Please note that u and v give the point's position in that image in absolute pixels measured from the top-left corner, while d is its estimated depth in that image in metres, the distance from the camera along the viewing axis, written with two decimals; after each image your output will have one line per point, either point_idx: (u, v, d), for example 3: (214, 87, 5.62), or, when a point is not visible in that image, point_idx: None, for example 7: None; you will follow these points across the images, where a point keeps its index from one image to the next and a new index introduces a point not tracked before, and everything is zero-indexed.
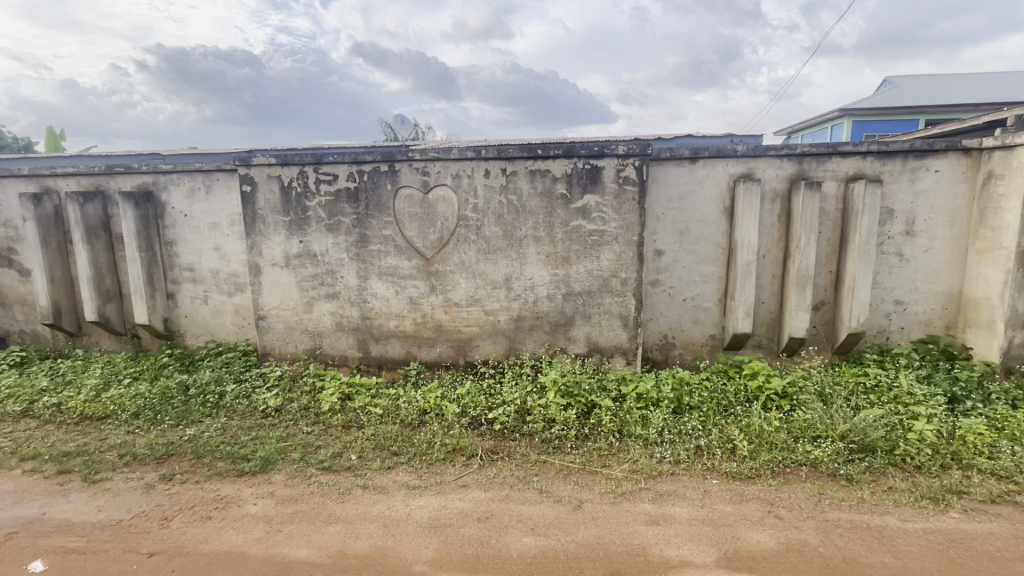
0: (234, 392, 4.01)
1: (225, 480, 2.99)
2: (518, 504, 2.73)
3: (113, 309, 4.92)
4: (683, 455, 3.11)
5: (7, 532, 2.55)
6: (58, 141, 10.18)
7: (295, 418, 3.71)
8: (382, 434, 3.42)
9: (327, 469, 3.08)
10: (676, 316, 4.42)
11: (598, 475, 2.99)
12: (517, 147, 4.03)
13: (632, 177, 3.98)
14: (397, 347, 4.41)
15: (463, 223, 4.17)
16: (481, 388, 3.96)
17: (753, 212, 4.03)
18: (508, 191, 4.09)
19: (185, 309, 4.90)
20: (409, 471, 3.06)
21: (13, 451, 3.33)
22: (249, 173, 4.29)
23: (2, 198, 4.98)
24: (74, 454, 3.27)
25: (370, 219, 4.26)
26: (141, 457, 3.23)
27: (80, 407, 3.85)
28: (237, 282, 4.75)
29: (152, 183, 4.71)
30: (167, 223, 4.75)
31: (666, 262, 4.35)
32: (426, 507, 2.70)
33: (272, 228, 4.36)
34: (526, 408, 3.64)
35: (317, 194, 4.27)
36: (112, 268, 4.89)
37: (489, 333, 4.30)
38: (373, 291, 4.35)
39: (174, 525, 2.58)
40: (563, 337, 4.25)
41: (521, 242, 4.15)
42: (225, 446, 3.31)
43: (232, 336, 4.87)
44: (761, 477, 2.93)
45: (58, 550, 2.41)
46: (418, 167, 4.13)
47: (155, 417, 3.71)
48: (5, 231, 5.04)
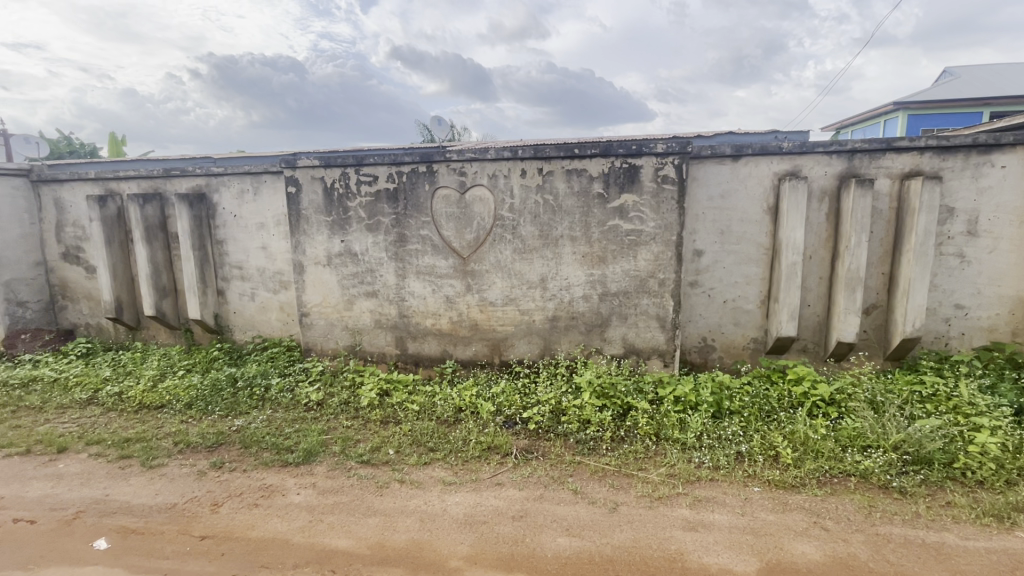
0: (279, 386, 4.17)
1: (271, 470, 3.12)
2: (553, 504, 2.73)
3: (169, 305, 5.20)
4: (723, 460, 3.03)
5: (75, 510, 2.74)
6: (119, 147, 10.83)
7: (335, 412, 3.83)
8: (418, 430, 3.48)
9: (366, 463, 3.16)
10: (716, 318, 4.31)
11: (634, 478, 2.95)
12: (553, 147, 4.02)
13: (671, 176, 3.91)
14: (434, 345, 4.47)
15: (499, 223, 4.20)
16: (516, 387, 3.97)
17: (799, 212, 3.88)
18: (544, 191, 4.09)
19: (234, 305, 5.13)
20: (445, 467, 3.10)
21: (81, 435, 3.57)
22: (295, 175, 4.45)
23: (72, 200, 5.34)
24: (133, 441, 3.48)
25: (408, 220, 4.34)
26: (194, 445, 3.40)
27: (138, 397, 4.10)
28: (282, 280, 4.93)
29: (205, 185, 4.95)
30: (219, 223, 4.99)
31: (706, 263, 4.24)
32: (462, 504, 2.74)
33: (316, 228, 4.51)
34: (561, 408, 3.63)
35: (358, 195, 4.38)
36: (168, 265, 5.17)
37: (524, 332, 4.31)
38: (411, 290, 4.44)
39: (223, 511, 2.71)
40: (599, 338, 4.21)
41: (556, 242, 4.14)
42: (270, 437, 3.45)
43: (277, 332, 5.07)
44: (807, 486, 2.82)
45: (120, 530, 2.57)
46: (455, 167, 4.18)
47: (206, 408, 3.91)
48: (74, 231, 5.41)
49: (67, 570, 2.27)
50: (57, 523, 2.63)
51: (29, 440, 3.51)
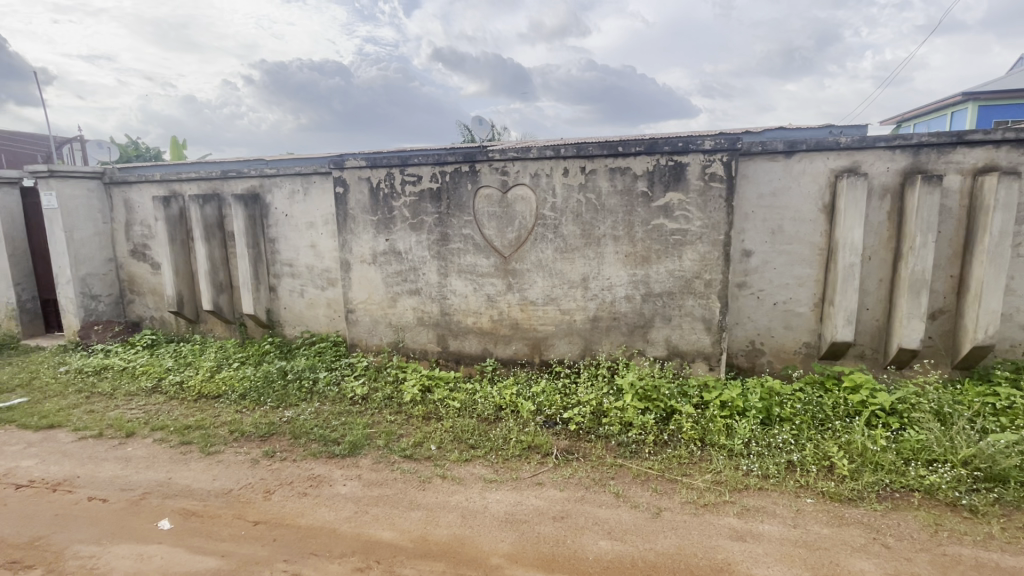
0: (326, 379, 4.32)
1: (318, 460, 3.23)
2: (594, 506, 2.70)
3: (225, 300, 5.46)
4: (773, 469, 2.91)
5: (141, 491, 2.93)
6: (181, 150, 11.44)
7: (379, 406, 3.93)
8: (460, 427, 3.52)
9: (409, 457, 3.23)
10: (765, 321, 4.14)
11: (678, 484, 2.88)
12: (596, 145, 3.97)
13: (719, 173, 3.79)
14: (474, 343, 4.51)
15: (541, 222, 4.18)
16: (556, 387, 3.96)
17: (858, 210, 3.68)
18: (587, 190, 4.05)
19: (284, 301, 5.34)
20: (486, 464, 3.12)
21: (146, 421, 3.81)
22: (343, 176, 4.59)
23: (139, 200, 5.71)
24: (193, 428, 3.68)
25: (451, 219, 4.40)
26: (248, 434, 3.56)
27: (197, 386, 4.33)
28: (329, 277, 5.09)
29: (259, 186, 5.18)
30: (271, 222, 5.21)
31: (755, 263, 4.09)
32: (502, 502, 2.75)
33: (362, 227, 4.64)
34: (602, 409, 3.59)
35: (403, 195, 4.48)
36: (225, 262, 5.44)
37: (564, 332, 4.28)
38: (453, 288, 4.49)
39: (275, 499, 2.83)
40: (641, 339, 4.13)
41: (598, 241, 4.09)
42: (318, 429, 3.57)
43: (324, 327, 5.24)
44: (865, 500, 2.67)
45: (182, 512, 2.72)
46: (498, 167, 4.20)
47: (258, 399, 4.09)
48: (141, 230, 5.78)
49: (135, 547, 2.43)
50: (125, 503, 2.82)
51: (101, 424, 3.77)
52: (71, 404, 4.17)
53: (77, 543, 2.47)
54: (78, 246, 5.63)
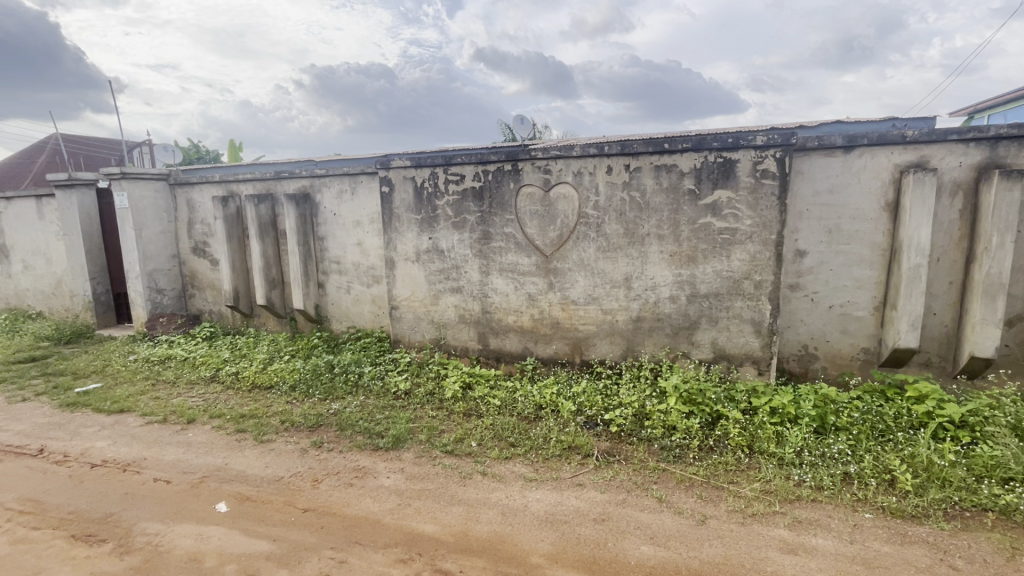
0: (370, 374, 4.44)
1: (363, 452, 3.32)
2: (636, 510, 2.65)
3: (277, 295, 5.70)
4: (827, 481, 2.77)
5: (201, 475, 3.10)
6: (238, 152, 12.02)
7: (421, 401, 4.01)
8: (500, 425, 3.54)
9: (450, 452, 3.27)
10: (820, 325, 3.94)
11: (725, 491, 2.78)
12: (642, 142, 3.89)
13: (771, 170, 3.64)
14: (515, 342, 4.52)
15: (583, 221, 4.14)
16: (597, 388, 3.91)
17: (925, 208, 3.44)
18: (631, 188, 3.98)
19: (332, 297, 5.53)
20: (526, 463, 3.12)
21: (206, 409, 4.04)
22: (388, 175, 4.71)
23: (201, 200, 6.05)
24: (247, 417, 3.87)
25: (493, 217, 4.42)
26: (297, 424, 3.71)
27: (251, 377, 4.55)
28: (374, 274, 5.23)
29: (309, 186, 5.37)
30: (320, 221, 5.40)
31: (810, 264, 3.89)
32: (542, 501, 2.74)
33: (406, 226, 4.73)
34: (644, 412, 3.52)
35: (446, 194, 4.54)
36: (277, 259, 5.68)
37: (606, 332, 4.22)
38: (494, 287, 4.51)
39: (322, 487, 2.93)
40: (686, 341, 4.02)
41: (642, 240, 4.01)
42: (363, 422, 3.67)
43: (369, 323, 5.38)
44: (931, 518, 2.49)
45: (237, 496, 2.86)
46: (541, 165, 4.19)
47: (307, 391, 4.25)
48: (202, 228, 6.12)
49: (195, 527, 2.57)
50: (186, 485, 2.99)
51: (165, 411, 4.02)
52: (139, 390, 4.46)
53: (144, 520, 2.64)
54: (146, 243, 6.02)
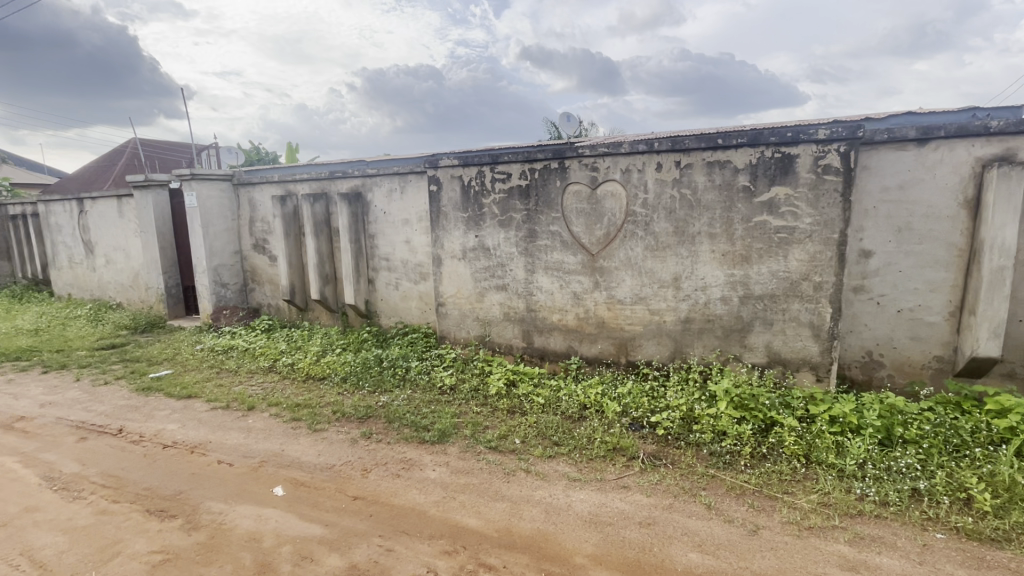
0: (417, 368, 4.55)
1: (410, 445, 3.40)
2: (683, 516, 2.58)
3: (330, 290, 5.92)
4: (893, 496, 2.60)
5: (260, 459, 3.27)
6: (294, 154, 12.55)
7: (466, 397, 4.06)
8: (544, 423, 3.54)
9: (494, 448, 3.30)
10: (887, 330, 3.70)
11: (779, 502, 2.66)
12: (693, 138, 3.78)
13: (835, 165, 3.44)
14: (559, 340, 4.50)
15: (631, 219, 4.07)
16: (643, 389, 3.84)
17: (1011, 205, 3.16)
18: (681, 185, 3.87)
19: (381, 293, 5.69)
20: (570, 463, 3.11)
21: (264, 397, 4.27)
22: (437, 174, 4.80)
23: (261, 199, 6.38)
24: (302, 406, 4.05)
25: (539, 215, 4.41)
26: (348, 415, 3.85)
27: (306, 368, 4.76)
28: (422, 271, 5.34)
29: (361, 185, 5.55)
30: (371, 219, 5.57)
31: (876, 265, 3.66)
32: (586, 501, 2.72)
33: (453, 224, 4.81)
34: (693, 416, 3.42)
35: (493, 192, 4.57)
36: (330, 256, 5.90)
37: (653, 333, 4.12)
38: (539, 285, 4.51)
39: (371, 477, 3.03)
40: (738, 344, 3.87)
41: (693, 239, 3.90)
42: (410, 415, 3.77)
43: (416, 319, 5.50)
44: (1013, 543, 2.29)
45: (293, 481, 3.01)
46: (588, 163, 4.15)
47: (357, 383, 4.40)
48: (262, 226, 6.45)
49: (255, 509, 2.73)
50: (247, 468, 3.17)
51: (228, 398, 4.27)
52: (205, 377, 4.77)
53: (209, 499, 2.83)
54: (212, 239, 6.41)
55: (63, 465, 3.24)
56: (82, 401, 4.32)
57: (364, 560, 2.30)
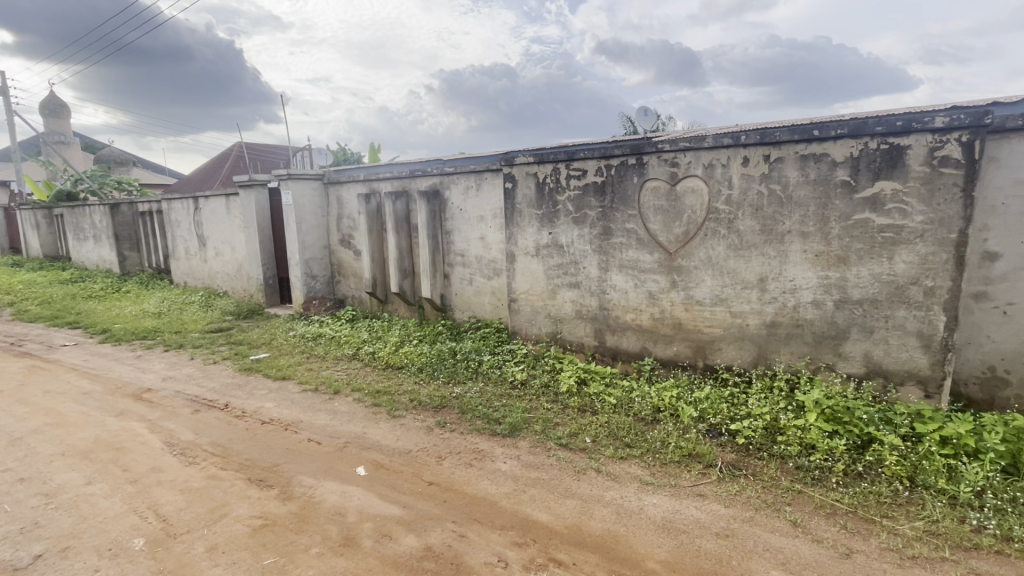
0: (489, 362, 4.65)
1: (482, 436, 3.49)
2: (764, 530, 2.44)
3: (408, 284, 6.19)
4: (1019, 531, 2.29)
5: (345, 440, 3.51)
6: (377, 154, 13.18)
7: (537, 393, 4.10)
8: (615, 423, 3.49)
9: (564, 446, 3.30)
10: (1014, 344, 3.25)
11: (876, 526, 2.44)
12: (785, 130, 3.54)
13: (955, 156, 3.08)
14: (633, 340, 4.40)
15: (712, 216, 3.89)
16: (722, 395, 3.66)
17: None
18: (770, 181, 3.64)
19: (456, 287, 5.86)
20: (642, 466, 3.04)
21: (348, 383, 4.56)
22: (512, 172, 4.86)
23: (348, 197, 6.80)
24: (381, 393, 4.29)
25: (614, 213, 4.34)
26: (423, 404, 4.02)
27: (385, 357, 5.02)
28: (495, 267, 5.44)
29: (439, 183, 5.75)
30: (448, 216, 5.74)
31: (1004, 269, 3.23)
32: (660, 506, 2.65)
33: (527, 220, 4.84)
34: (777, 426, 3.22)
35: (568, 189, 4.55)
36: (409, 251, 6.17)
37: (734, 337, 3.91)
38: (613, 283, 4.43)
39: (446, 464, 3.15)
40: (831, 352, 3.58)
41: (781, 237, 3.65)
42: (482, 407, 3.86)
43: (489, 314, 5.62)
44: None
45: (374, 463, 3.19)
46: (667, 158, 4.01)
47: (433, 373, 4.58)
48: (348, 222, 6.88)
49: (341, 485, 2.93)
50: (333, 447, 3.41)
51: (317, 381, 4.61)
52: (297, 361, 5.18)
53: (301, 473, 3.08)
54: (305, 234, 6.92)
55: (181, 433, 3.66)
56: (196, 377, 4.86)
57: (438, 543, 2.39)
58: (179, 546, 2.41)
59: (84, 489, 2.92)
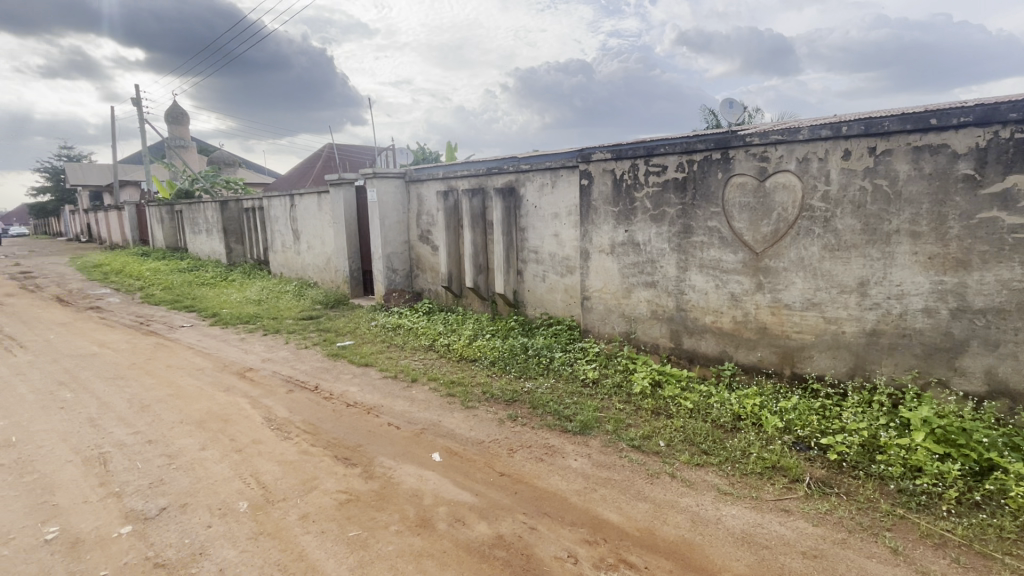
0: (561, 359, 4.65)
1: (553, 432, 3.51)
2: (859, 555, 2.25)
3: (482, 279, 6.34)
4: None
5: (421, 427, 3.67)
6: (454, 153, 13.56)
7: (609, 392, 4.04)
8: (692, 429, 3.36)
9: (637, 448, 3.24)
10: None
11: (998, 563, 2.16)
12: (895, 119, 3.22)
13: None
14: (712, 344, 4.21)
15: (806, 214, 3.62)
16: (812, 406, 3.41)
17: None
18: (875, 175, 3.33)
19: (528, 284, 5.92)
20: (720, 474, 2.90)
21: (425, 372, 4.76)
22: (589, 169, 4.81)
23: (428, 194, 7.07)
24: (456, 383, 4.44)
25: (696, 210, 4.17)
26: (496, 397, 4.11)
27: (459, 350, 5.19)
28: (568, 265, 5.43)
29: (514, 180, 5.82)
30: (523, 213, 5.80)
31: None
32: (740, 518, 2.52)
33: (603, 218, 4.78)
34: (876, 444, 2.95)
35: (646, 185, 4.44)
36: (484, 247, 6.30)
37: (828, 345, 3.62)
38: (692, 283, 4.26)
39: (517, 457, 3.20)
40: (945, 366, 3.21)
41: (887, 238, 3.33)
42: (553, 404, 3.88)
43: (561, 311, 5.61)
44: None
45: (448, 450, 3.31)
46: (756, 152, 3.79)
47: (505, 367, 4.66)
48: (427, 218, 7.16)
49: (418, 469, 3.07)
50: (411, 433, 3.58)
51: (397, 369, 4.87)
52: (379, 350, 5.49)
53: (382, 455, 3.26)
54: (387, 230, 7.29)
55: (278, 410, 4.02)
56: (290, 360, 5.31)
57: (509, 533, 2.45)
58: (277, 512, 2.66)
59: (199, 454, 3.30)
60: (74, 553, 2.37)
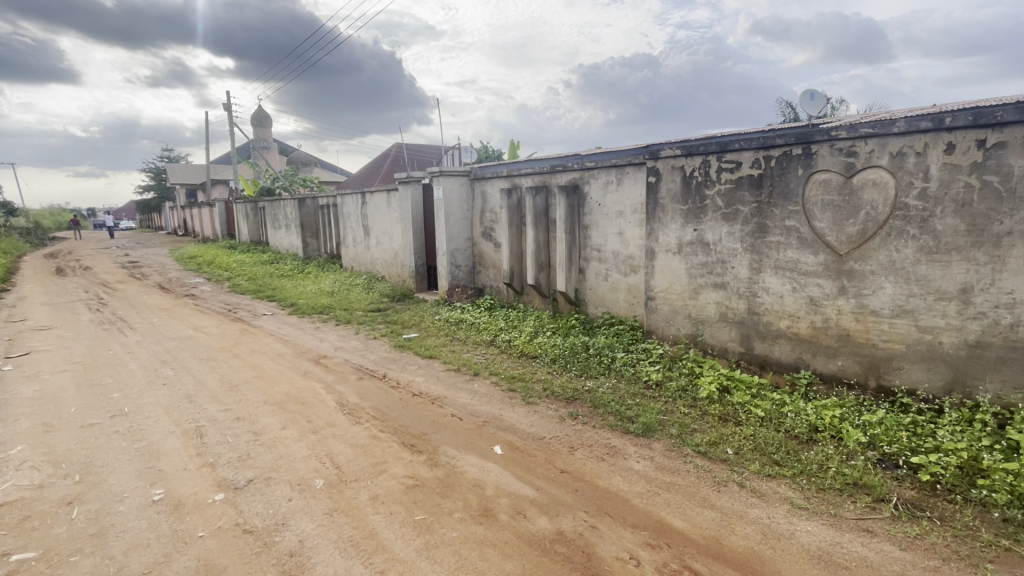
0: (623, 360, 4.58)
1: (614, 432, 3.47)
2: None
3: (543, 277, 6.36)
4: None
5: (483, 420, 3.75)
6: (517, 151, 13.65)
7: (672, 396, 3.93)
8: (763, 438, 3.20)
9: (703, 454, 3.13)
10: None
11: None
12: (1010, 109, 2.91)
13: None
14: (787, 350, 3.99)
15: (899, 213, 3.34)
16: (900, 422, 3.14)
17: None
18: (983, 171, 3.03)
19: (591, 282, 5.86)
20: (794, 488, 2.75)
21: (486, 366, 4.86)
22: (657, 165, 4.69)
23: (492, 192, 7.18)
24: (516, 379, 4.49)
25: (772, 209, 3.96)
26: (556, 394, 4.12)
27: (520, 346, 5.24)
28: (632, 264, 5.33)
29: (578, 177, 5.77)
30: (586, 210, 5.75)
31: None
32: (816, 535, 2.38)
33: (670, 216, 4.64)
34: (978, 467, 2.67)
35: (718, 183, 4.26)
36: (546, 245, 6.32)
37: (921, 356, 3.32)
38: (767, 286, 4.05)
39: (577, 455, 3.20)
40: None
41: (997, 240, 3.03)
42: (615, 404, 3.83)
43: (623, 310, 5.52)
44: None
45: (509, 444, 3.37)
46: (842, 147, 3.54)
47: (565, 365, 4.65)
48: (491, 216, 7.27)
49: (480, 460, 3.15)
50: (473, 424, 3.67)
51: (459, 362, 4.99)
52: (442, 343, 5.66)
53: (445, 444, 3.37)
54: (451, 226, 7.48)
55: (349, 396, 4.25)
56: (360, 349, 5.59)
57: (570, 530, 2.45)
58: (349, 491, 2.82)
59: (280, 432, 3.56)
60: (177, 514, 2.64)
